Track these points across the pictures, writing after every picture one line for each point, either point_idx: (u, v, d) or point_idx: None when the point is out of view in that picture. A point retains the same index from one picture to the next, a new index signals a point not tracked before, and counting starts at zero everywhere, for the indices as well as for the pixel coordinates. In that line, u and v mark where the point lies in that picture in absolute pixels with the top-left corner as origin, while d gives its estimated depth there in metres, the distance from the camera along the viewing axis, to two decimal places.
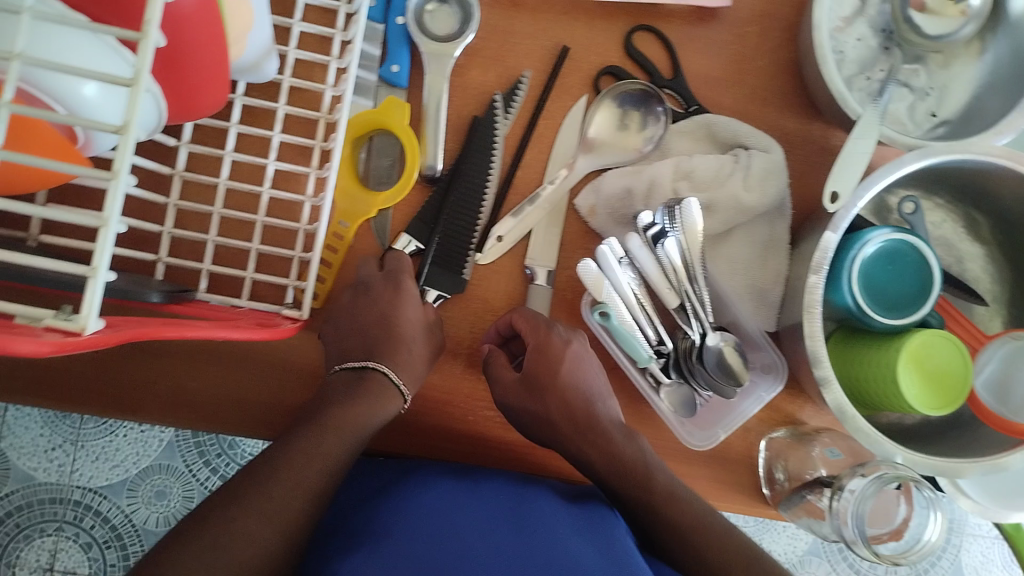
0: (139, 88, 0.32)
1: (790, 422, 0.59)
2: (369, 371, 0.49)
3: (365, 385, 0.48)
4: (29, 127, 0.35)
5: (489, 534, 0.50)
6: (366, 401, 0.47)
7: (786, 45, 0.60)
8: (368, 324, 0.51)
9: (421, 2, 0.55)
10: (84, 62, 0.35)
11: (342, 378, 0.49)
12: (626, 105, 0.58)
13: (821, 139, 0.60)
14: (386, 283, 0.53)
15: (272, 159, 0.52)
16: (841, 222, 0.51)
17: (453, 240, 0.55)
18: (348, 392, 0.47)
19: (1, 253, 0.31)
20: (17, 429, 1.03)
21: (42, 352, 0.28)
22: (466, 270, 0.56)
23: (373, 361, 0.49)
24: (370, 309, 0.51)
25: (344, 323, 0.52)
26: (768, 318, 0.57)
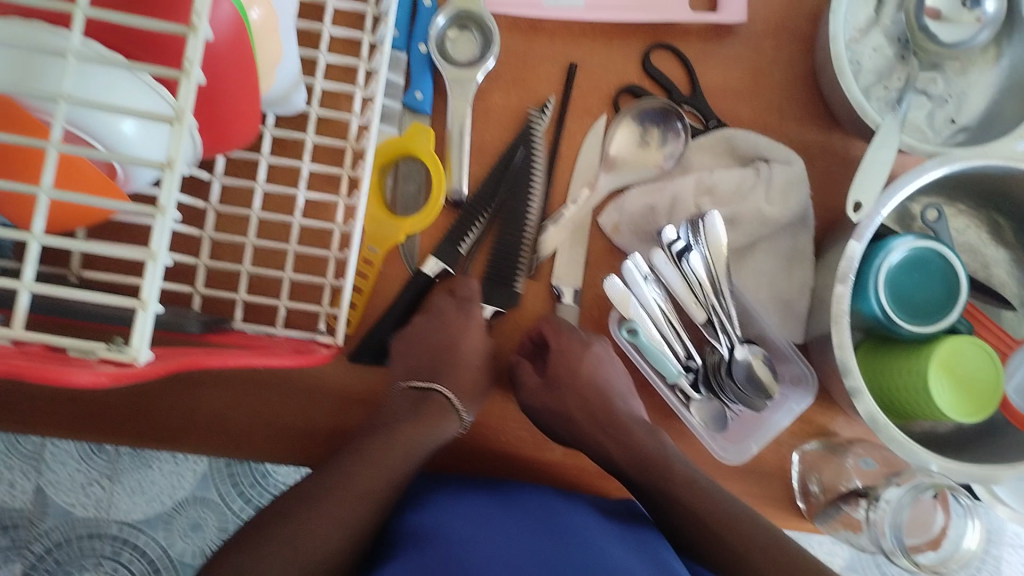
0: (182, 125, 0.33)
1: (823, 434, 0.58)
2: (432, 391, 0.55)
3: (427, 409, 0.54)
4: (76, 168, 0.37)
5: (533, 553, 0.50)
6: (429, 422, 0.53)
7: (803, 57, 0.60)
8: (436, 347, 0.56)
9: (443, 29, 0.57)
10: (128, 103, 0.36)
11: (408, 398, 0.55)
12: (646, 122, 0.59)
13: (841, 150, 0.60)
14: (456, 303, 0.56)
15: (302, 188, 0.53)
16: (864, 232, 0.52)
17: (506, 255, 0.57)
18: (410, 417, 0.53)
19: (46, 288, 0.32)
20: (54, 466, 1.04)
21: (97, 383, 0.29)
22: (519, 283, 0.57)
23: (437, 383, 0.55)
24: (438, 330, 0.56)
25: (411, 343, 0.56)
26: (796, 329, 0.57)
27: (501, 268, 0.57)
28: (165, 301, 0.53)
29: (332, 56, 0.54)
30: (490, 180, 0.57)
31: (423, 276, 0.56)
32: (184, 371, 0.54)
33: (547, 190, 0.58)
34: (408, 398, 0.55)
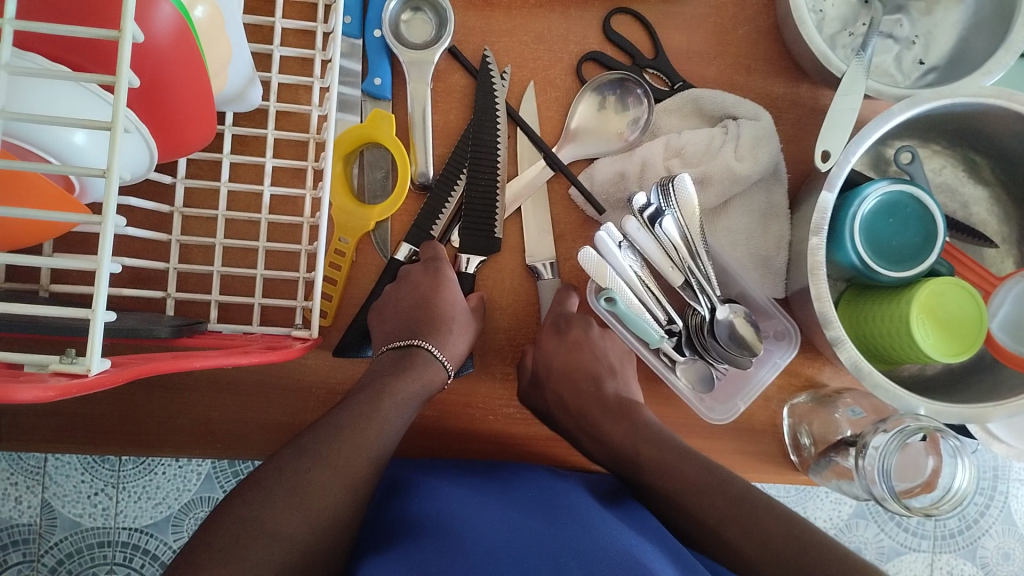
0: (118, 129, 0.33)
1: (810, 385, 0.59)
2: (413, 348, 0.52)
3: (411, 365, 0.51)
4: (22, 179, 0.36)
5: (518, 525, 0.49)
6: (411, 378, 0.50)
7: (766, 10, 0.59)
8: (411, 308, 0.53)
9: (396, 13, 0.55)
10: (66, 113, 0.36)
11: (387, 358, 0.52)
12: (607, 92, 0.58)
13: (810, 100, 0.59)
14: (424, 266, 0.55)
15: (267, 185, 0.53)
16: (835, 180, 0.51)
17: (479, 204, 0.56)
18: (394, 373, 0.50)
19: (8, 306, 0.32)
20: (58, 478, 1.05)
21: (45, 398, 0.29)
22: (497, 230, 0.56)
23: (418, 339, 0.52)
24: (411, 295, 0.54)
25: (386, 310, 0.54)
26: (776, 285, 0.57)
27: (473, 218, 0.56)
28: (140, 309, 0.53)
29: (286, 51, 0.53)
30: (455, 148, 0.57)
31: (395, 263, 0.56)
32: (169, 376, 0.55)
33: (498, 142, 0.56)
34: (389, 359, 0.52)
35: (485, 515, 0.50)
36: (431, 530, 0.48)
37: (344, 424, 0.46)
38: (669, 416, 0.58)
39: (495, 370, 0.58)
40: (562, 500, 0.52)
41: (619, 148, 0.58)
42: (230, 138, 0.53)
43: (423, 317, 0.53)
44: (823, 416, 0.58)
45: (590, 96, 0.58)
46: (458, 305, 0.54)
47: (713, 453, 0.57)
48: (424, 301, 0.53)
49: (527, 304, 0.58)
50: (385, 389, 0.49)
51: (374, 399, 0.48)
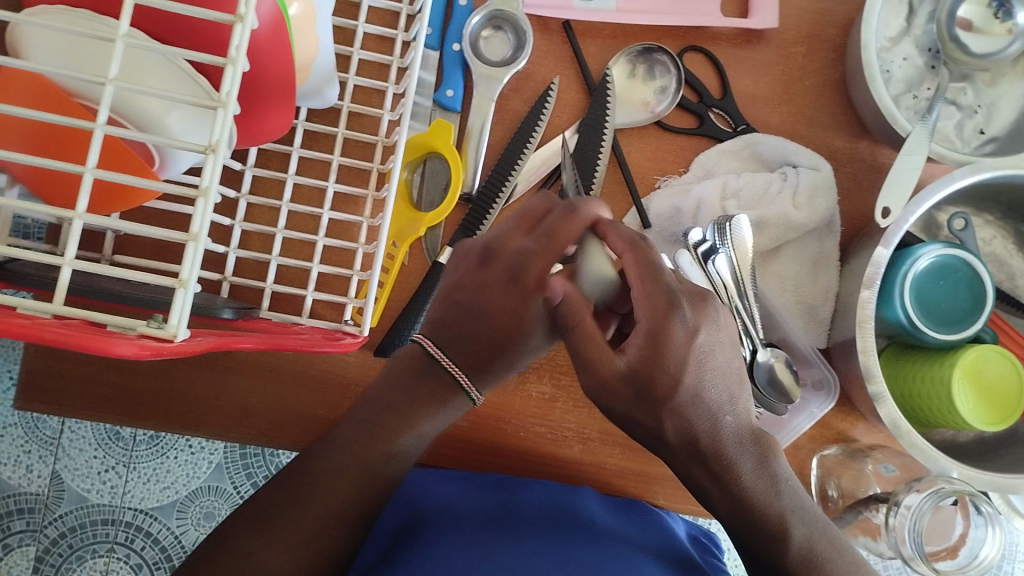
0: (227, 110, 0.34)
1: (841, 439, 0.58)
2: (441, 372, 0.45)
3: (432, 398, 0.45)
4: (121, 150, 0.38)
5: (535, 556, 0.49)
6: (447, 410, 0.45)
7: (833, 65, 0.60)
8: (468, 307, 0.45)
9: (476, 28, 0.57)
10: (168, 89, 0.38)
11: (408, 368, 0.45)
12: (637, 68, 0.59)
13: (869, 157, 0.60)
14: (503, 274, 0.45)
15: (331, 181, 0.54)
16: (892, 238, 0.52)
17: None
18: (430, 400, 0.45)
19: (88, 266, 0.33)
20: (71, 451, 1.05)
21: (140, 356, 0.30)
22: None
23: (458, 370, 0.45)
24: (476, 293, 0.45)
25: (448, 293, 0.46)
26: (819, 334, 0.57)
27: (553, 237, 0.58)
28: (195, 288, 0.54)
29: (366, 54, 0.55)
30: (500, 158, 0.57)
31: (439, 265, 0.56)
32: (211, 357, 0.56)
33: (593, 161, 0.57)
34: (411, 367, 0.45)
35: (497, 548, 0.50)
36: (450, 546, 0.49)
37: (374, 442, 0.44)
38: None
39: (530, 389, 0.58)
40: (569, 516, 0.53)
41: (646, 119, 0.59)
42: (301, 132, 0.54)
43: (480, 340, 0.45)
44: (851, 471, 0.58)
45: (622, 64, 0.59)
46: (538, 332, 0.46)
47: None
48: (500, 309, 0.45)
49: None
50: (407, 414, 0.44)
51: (406, 420, 0.44)
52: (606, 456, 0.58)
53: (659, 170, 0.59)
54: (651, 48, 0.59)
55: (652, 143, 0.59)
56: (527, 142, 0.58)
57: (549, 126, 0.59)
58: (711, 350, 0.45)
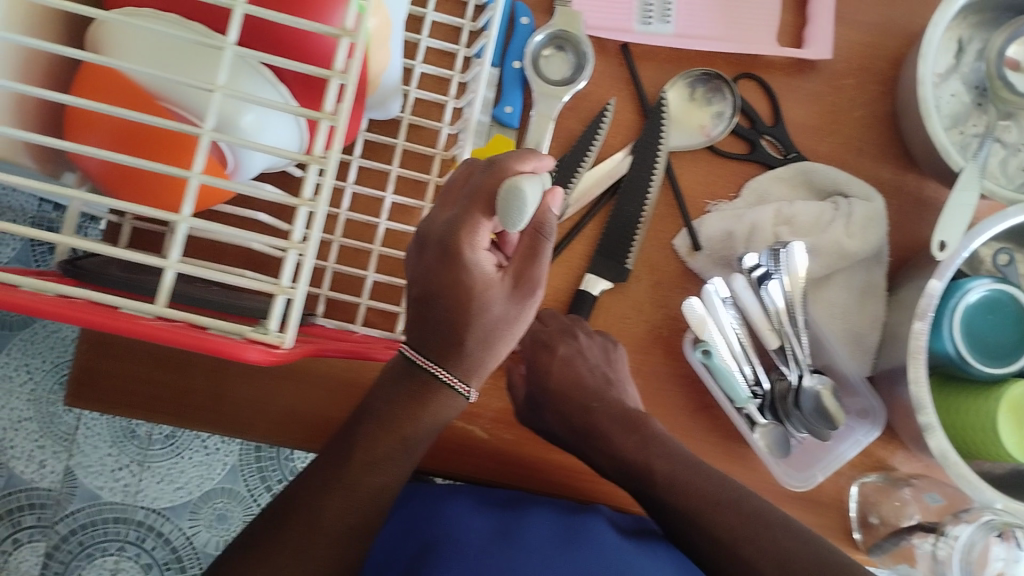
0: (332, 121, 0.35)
1: (881, 467, 0.59)
2: (420, 369, 0.44)
3: (423, 393, 0.44)
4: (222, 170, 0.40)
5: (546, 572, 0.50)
6: (435, 406, 0.44)
7: (883, 98, 0.62)
8: (429, 298, 0.43)
9: (538, 47, 0.57)
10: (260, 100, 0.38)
11: (391, 371, 0.45)
12: (697, 91, 0.60)
13: (915, 189, 0.61)
14: (436, 250, 0.42)
15: (390, 192, 0.55)
16: (947, 272, 0.53)
17: (618, 235, 0.58)
18: (418, 394, 0.44)
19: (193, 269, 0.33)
20: (86, 448, 1.04)
21: (266, 363, 0.31)
22: (629, 260, 0.58)
23: (435, 365, 0.43)
24: (431, 283, 0.42)
25: (416, 285, 0.44)
26: (864, 363, 0.58)
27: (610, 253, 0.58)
28: None
29: (428, 69, 0.55)
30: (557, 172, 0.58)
31: None
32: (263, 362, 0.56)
33: (645, 185, 0.58)
34: (394, 371, 0.45)
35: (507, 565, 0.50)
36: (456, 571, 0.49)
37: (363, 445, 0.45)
38: (741, 476, 0.58)
39: None
40: (577, 523, 0.53)
41: (702, 142, 0.59)
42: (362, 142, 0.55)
43: (450, 330, 0.43)
44: (891, 500, 0.58)
45: (683, 87, 0.60)
46: (497, 299, 0.43)
47: None
48: (446, 290, 0.42)
49: None
50: (403, 418, 0.45)
51: (389, 424, 0.45)
52: None
53: (709, 194, 0.60)
54: (713, 75, 0.60)
55: (704, 167, 0.60)
56: (584, 157, 0.58)
57: (603, 146, 0.59)
58: (574, 356, 0.56)
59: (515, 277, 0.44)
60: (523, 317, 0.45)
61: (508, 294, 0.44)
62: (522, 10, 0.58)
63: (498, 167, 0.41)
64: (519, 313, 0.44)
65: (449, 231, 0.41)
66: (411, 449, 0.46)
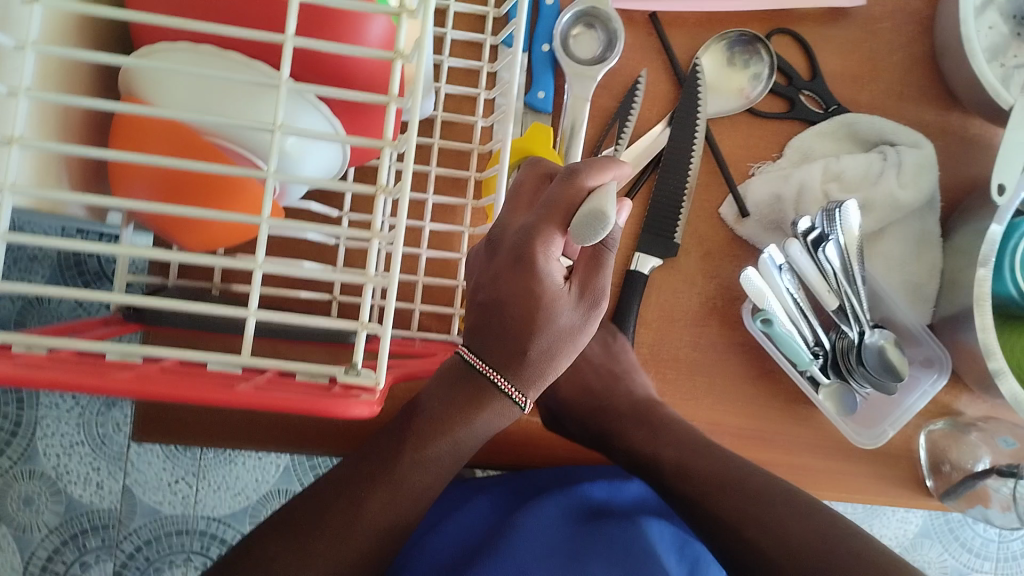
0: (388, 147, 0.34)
1: (947, 413, 0.59)
2: (479, 376, 0.40)
3: (476, 401, 0.40)
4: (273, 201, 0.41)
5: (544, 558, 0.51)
6: (488, 413, 0.40)
7: (920, 38, 0.60)
8: (497, 305, 0.40)
9: (567, 27, 0.56)
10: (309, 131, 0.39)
11: (442, 376, 0.41)
12: (732, 53, 0.58)
13: (961, 129, 0.60)
14: (509, 256, 0.40)
15: (432, 193, 0.54)
16: (1007, 215, 0.51)
17: (666, 210, 0.57)
18: (472, 402, 0.40)
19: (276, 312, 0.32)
20: (137, 465, 0.94)
21: (373, 414, 0.30)
22: (678, 234, 0.57)
23: (494, 371, 0.40)
24: (498, 290, 0.40)
25: (483, 289, 0.41)
26: (925, 311, 0.57)
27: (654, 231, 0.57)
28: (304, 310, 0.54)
29: (456, 63, 0.54)
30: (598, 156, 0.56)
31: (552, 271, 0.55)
32: None
33: (686, 159, 0.57)
34: (452, 372, 0.41)
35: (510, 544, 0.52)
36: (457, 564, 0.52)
37: (405, 447, 0.41)
38: (809, 436, 0.58)
39: None
40: (598, 523, 0.54)
41: (742, 106, 0.58)
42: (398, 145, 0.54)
43: (514, 338, 0.40)
44: (961, 444, 0.58)
45: (716, 51, 0.58)
46: (565, 309, 0.40)
47: (851, 475, 0.57)
48: (515, 297, 0.39)
49: (672, 320, 0.58)
50: (451, 424, 0.41)
51: (440, 427, 0.41)
52: None
53: (751, 157, 0.59)
54: (748, 33, 0.58)
55: (745, 130, 0.59)
56: (623, 131, 0.57)
57: (640, 120, 0.58)
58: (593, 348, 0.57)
59: (580, 288, 0.41)
60: (588, 331, 0.42)
61: (575, 306, 0.41)
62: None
63: (579, 177, 0.38)
64: (584, 325, 0.41)
65: (523, 239, 0.39)
66: (451, 457, 0.42)
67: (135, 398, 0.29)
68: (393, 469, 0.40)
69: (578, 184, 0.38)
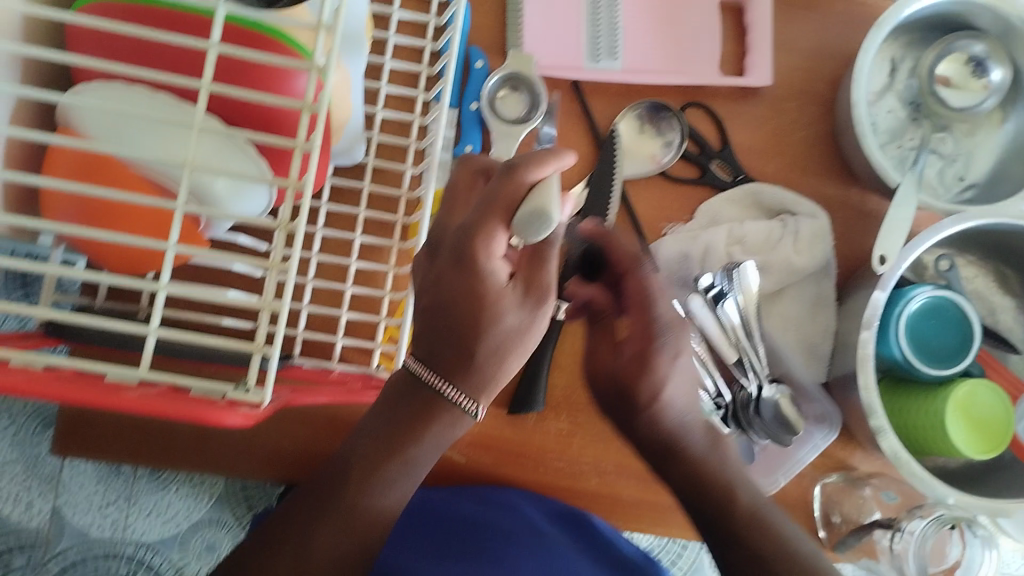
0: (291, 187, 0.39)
1: (842, 467, 0.61)
2: (428, 390, 0.42)
3: (427, 410, 0.42)
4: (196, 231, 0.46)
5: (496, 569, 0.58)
6: (439, 422, 0.42)
7: (823, 118, 0.65)
8: (441, 307, 0.41)
9: (494, 89, 0.60)
10: (232, 168, 0.42)
11: (395, 387, 0.43)
12: (647, 123, 0.63)
13: (859, 203, 0.65)
14: (450, 257, 0.40)
15: (359, 233, 0.57)
16: (888, 282, 0.56)
17: None
18: (424, 410, 0.42)
19: (183, 333, 0.36)
20: (71, 485, 0.86)
21: (247, 426, 0.32)
22: None
23: (440, 381, 0.42)
24: (443, 292, 0.41)
25: (426, 293, 0.42)
26: (819, 370, 0.61)
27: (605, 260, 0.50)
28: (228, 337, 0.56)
29: (388, 115, 0.58)
30: None
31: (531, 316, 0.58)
32: None
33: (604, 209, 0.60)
34: (399, 388, 0.43)
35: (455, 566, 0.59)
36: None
37: (360, 472, 0.43)
38: None
39: (549, 427, 0.60)
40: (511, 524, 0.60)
41: (653, 170, 0.62)
42: (329, 188, 0.57)
43: (459, 343, 0.41)
44: (852, 498, 0.61)
45: (631, 121, 0.63)
46: (511, 309, 0.41)
47: None
48: (457, 297, 0.40)
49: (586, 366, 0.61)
50: (410, 438, 0.43)
51: (389, 447, 0.43)
52: (623, 487, 0.61)
53: (665, 218, 0.63)
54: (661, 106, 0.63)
55: (659, 192, 0.63)
56: None
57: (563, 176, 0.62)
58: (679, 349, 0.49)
59: (526, 286, 0.41)
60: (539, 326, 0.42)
61: (522, 303, 0.41)
62: (476, 55, 0.61)
63: (518, 173, 0.39)
64: (533, 322, 0.41)
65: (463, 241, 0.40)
66: (415, 466, 0.44)
67: (43, 399, 0.31)
68: (348, 491, 0.43)
69: (514, 181, 0.39)
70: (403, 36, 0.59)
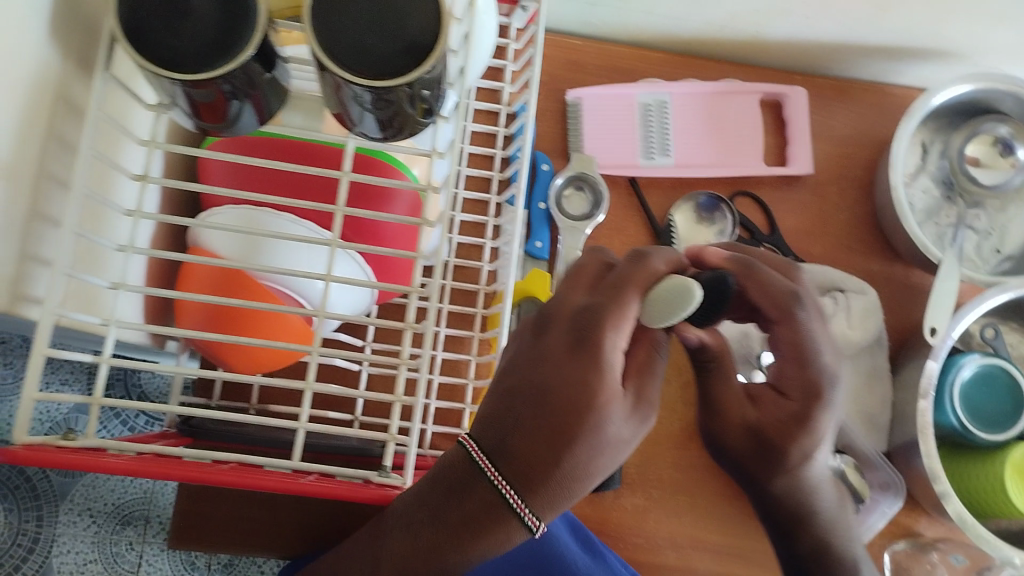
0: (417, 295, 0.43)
1: (909, 533, 0.64)
2: (482, 481, 0.39)
3: (487, 517, 0.39)
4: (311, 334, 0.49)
5: None
6: (491, 538, 0.40)
7: (862, 200, 0.70)
8: (535, 395, 0.39)
9: (559, 188, 0.66)
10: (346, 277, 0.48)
11: (455, 476, 0.40)
12: (700, 212, 0.69)
13: (903, 277, 0.69)
14: (568, 341, 0.40)
15: (445, 327, 0.62)
16: (940, 353, 0.60)
17: None
18: (487, 511, 0.39)
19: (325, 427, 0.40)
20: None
21: None
22: None
23: (506, 483, 0.39)
24: (547, 375, 0.40)
25: (520, 375, 0.41)
26: (879, 438, 0.64)
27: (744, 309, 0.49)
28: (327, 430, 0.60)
29: (465, 218, 0.64)
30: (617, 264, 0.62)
31: None
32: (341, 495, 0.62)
33: None
34: (461, 476, 0.40)
35: None
36: None
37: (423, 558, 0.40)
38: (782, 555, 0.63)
39: (625, 502, 0.64)
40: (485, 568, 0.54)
41: None
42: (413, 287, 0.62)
43: (549, 442, 0.39)
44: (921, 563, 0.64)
45: (687, 210, 0.68)
46: (614, 418, 0.39)
47: None
48: (562, 389, 0.39)
49: (656, 443, 0.65)
50: (463, 543, 0.40)
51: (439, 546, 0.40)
52: (699, 560, 0.64)
53: None
54: (715, 195, 0.68)
55: None
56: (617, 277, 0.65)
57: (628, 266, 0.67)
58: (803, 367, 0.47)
59: (633, 390, 0.41)
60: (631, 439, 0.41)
61: (625, 410, 0.40)
62: (542, 159, 0.67)
63: (648, 265, 0.42)
64: (630, 438, 0.40)
65: (578, 326, 0.40)
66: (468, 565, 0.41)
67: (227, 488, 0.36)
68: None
69: (644, 280, 0.41)
70: (476, 147, 0.65)
